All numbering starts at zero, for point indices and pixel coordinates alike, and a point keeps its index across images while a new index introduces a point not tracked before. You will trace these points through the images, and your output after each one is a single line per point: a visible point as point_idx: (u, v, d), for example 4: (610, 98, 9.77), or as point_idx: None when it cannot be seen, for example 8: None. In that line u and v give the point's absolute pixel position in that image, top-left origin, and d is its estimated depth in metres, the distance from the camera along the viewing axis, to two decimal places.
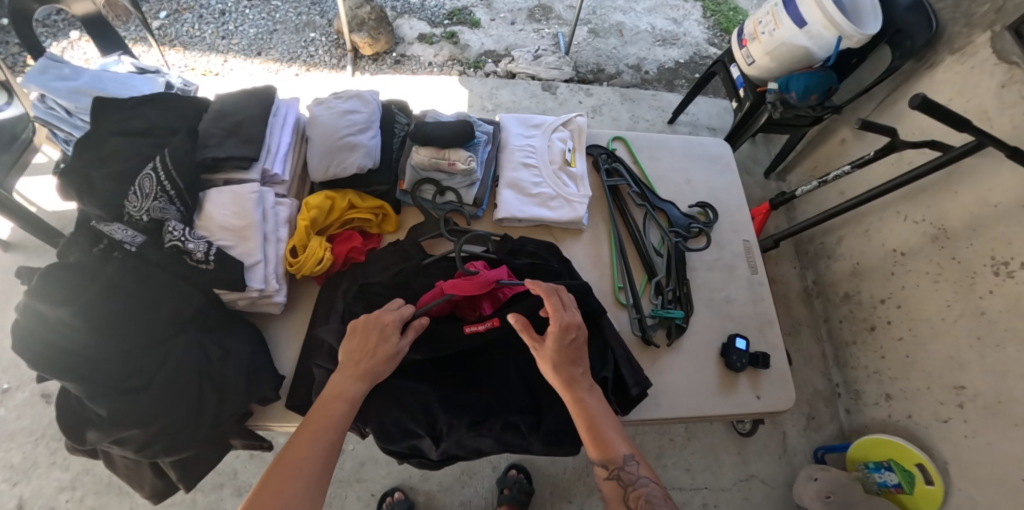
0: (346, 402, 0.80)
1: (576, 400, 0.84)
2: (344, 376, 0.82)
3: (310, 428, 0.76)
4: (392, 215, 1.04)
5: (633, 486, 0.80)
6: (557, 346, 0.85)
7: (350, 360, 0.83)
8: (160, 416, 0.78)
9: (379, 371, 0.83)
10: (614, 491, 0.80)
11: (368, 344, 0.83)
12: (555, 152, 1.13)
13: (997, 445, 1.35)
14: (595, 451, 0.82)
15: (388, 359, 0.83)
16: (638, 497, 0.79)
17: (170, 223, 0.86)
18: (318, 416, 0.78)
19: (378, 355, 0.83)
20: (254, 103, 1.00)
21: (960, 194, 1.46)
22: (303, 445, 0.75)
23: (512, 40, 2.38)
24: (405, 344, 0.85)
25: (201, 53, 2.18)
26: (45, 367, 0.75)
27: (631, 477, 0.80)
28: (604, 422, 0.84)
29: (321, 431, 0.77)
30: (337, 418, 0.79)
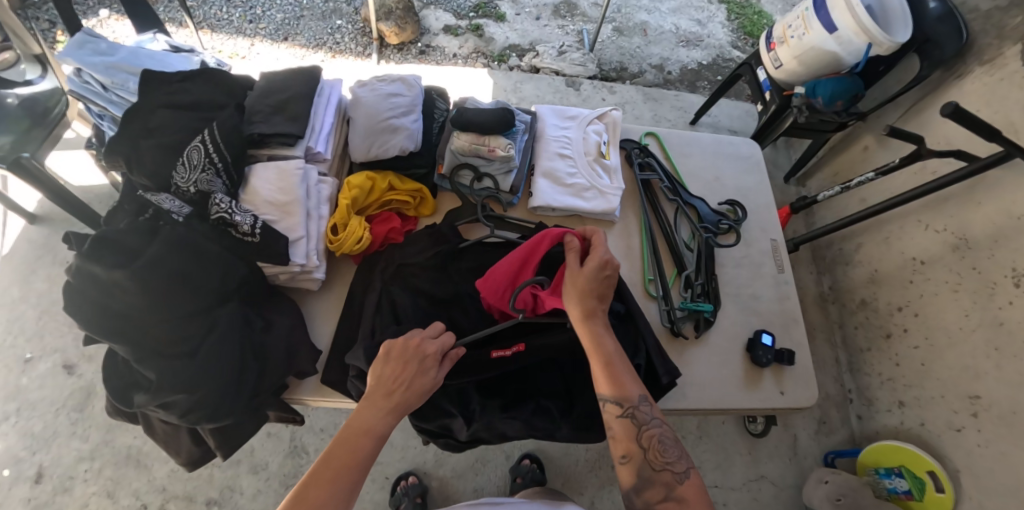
0: (373, 437, 0.76)
1: (597, 335, 0.82)
2: (375, 409, 0.77)
3: (335, 466, 0.72)
4: (429, 199, 1.06)
5: (648, 425, 0.79)
6: (592, 277, 0.83)
7: (382, 390, 0.78)
8: (205, 383, 0.80)
9: (410, 407, 0.79)
10: (627, 430, 0.79)
11: (404, 376, 0.79)
12: (590, 144, 1.14)
13: (1010, 456, 1.36)
14: (609, 388, 0.80)
15: (421, 395, 0.79)
16: (651, 437, 0.79)
17: (218, 195, 0.88)
18: (346, 451, 0.74)
19: (414, 389, 0.79)
20: (299, 82, 1.01)
21: (983, 205, 1.46)
22: (328, 480, 0.72)
23: (536, 35, 2.39)
24: (439, 381, 0.81)
25: (228, 36, 2.19)
26: (98, 329, 0.77)
27: (645, 417, 0.80)
28: (621, 363, 0.82)
29: (346, 467, 0.73)
30: (362, 456, 0.74)
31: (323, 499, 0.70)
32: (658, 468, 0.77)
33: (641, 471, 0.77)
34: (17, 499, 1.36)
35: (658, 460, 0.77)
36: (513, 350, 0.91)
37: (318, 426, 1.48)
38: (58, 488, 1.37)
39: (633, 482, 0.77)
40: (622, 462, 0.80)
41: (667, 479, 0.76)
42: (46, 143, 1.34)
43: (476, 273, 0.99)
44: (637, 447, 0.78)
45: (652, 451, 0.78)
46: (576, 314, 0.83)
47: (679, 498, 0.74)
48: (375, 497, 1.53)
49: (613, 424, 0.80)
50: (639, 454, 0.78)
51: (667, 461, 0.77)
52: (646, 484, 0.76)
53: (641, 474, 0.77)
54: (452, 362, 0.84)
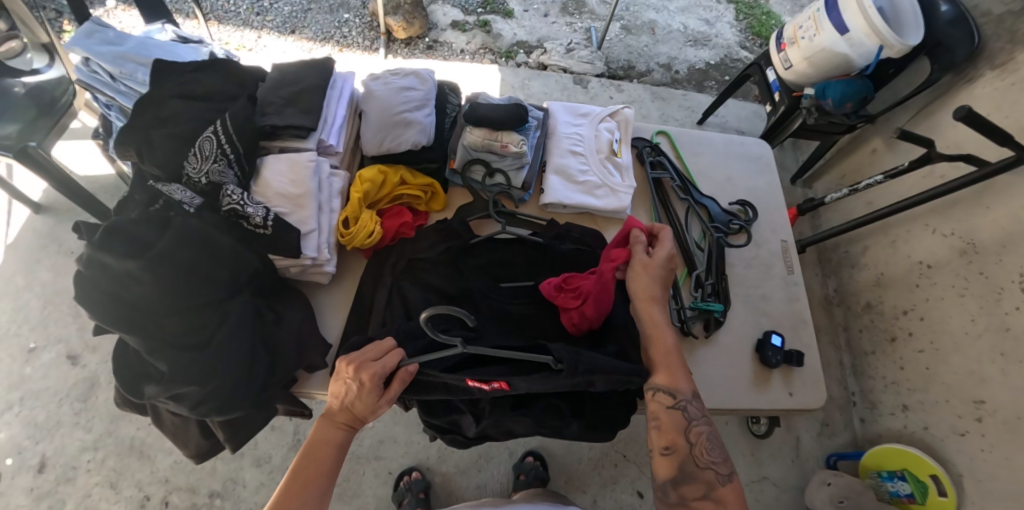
0: (335, 447, 0.80)
1: (660, 323, 0.87)
2: (333, 424, 0.82)
3: (301, 478, 0.77)
4: (441, 194, 1.05)
5: (696, 421, 0.81)
6: (659, 268, 0.89)
7: (336, 407, 0.82)
8: (217, 375, 0.80)
9: (367, 419, 0.82)
10: (674, 422, 0.81)
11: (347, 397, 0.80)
12: (602, 142, 1.13)
13: (1014, 461, 1.36)
14: (665, 378, 0.84)
15: (371, 408, 0.81)
16: (699, 434, 0.81)
17: (229, 187, 0.88)
18: (310, 463, 0.78)
19: (359, 409, 0.80)
20: (311, 74, 1.00)
21: (992, 210, 1.46)
22: (298, 490, 0.76)
23: (544, 31, 2.38)
24: (388, 397, 0.81)
25: (235, 28, 2.18)
26: (110, 320, 0.77)
27: (694, 413, 0.82)
28: (678, 357, 0.86)
29: (315, 477, 0.78)
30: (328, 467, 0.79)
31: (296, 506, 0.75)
32: (702, 465, 0.78)
33: (683, 465, 0.78)
34: (19, 489, 1.35)
35: (703, 458, 0.79)
36: (491, 385, 0.82)
37: None
38: (60, 478, 1.37)
39: (675, 473, 0.78)
40: (662, 453, 0.80)
41: (710, 478, 0.77)
42: (52, 133, 1.33)
43: (486, 269, 0.99)
44: (683, 441, 0.80)
45: (698, 446, 0.79)
46: (643, 298, 0.88)
47: (719, 498, 0.75)
48: (378, 492, 1.54)
49: (660, 414, 0.82)
50: (684, 448, 0.80)
51: (711, 460, 0.78)
52: (686, 478, 0.77)
53: (684, 468, 0.78)
54: (404, 379, 0.82)
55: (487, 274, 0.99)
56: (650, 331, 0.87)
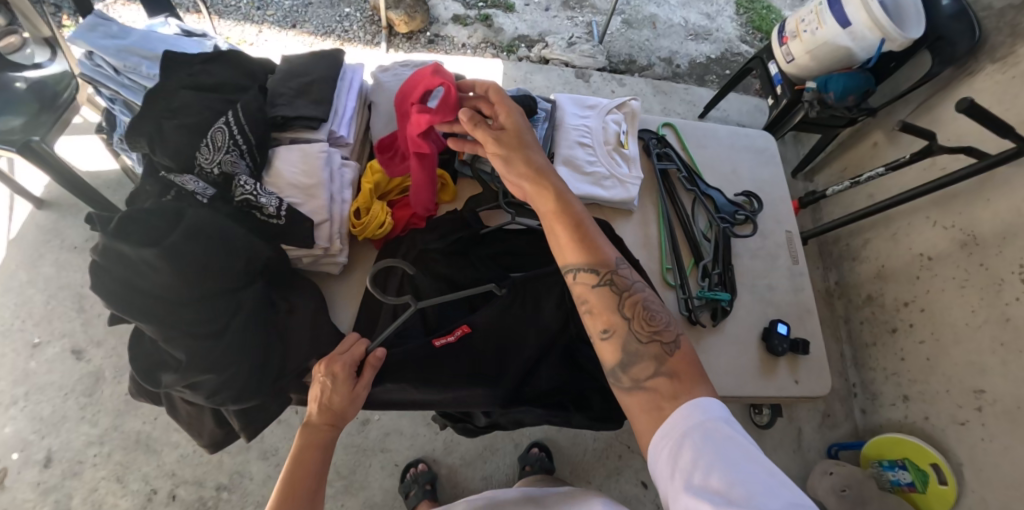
0: (317, 451, 0.79)
1: (555, 193, 0.83)
2: (312, 429, 0.80)
3: (289, 486, 0.74)
4: (449, 184, 1.06)
5: (629, 292, 0.79)
6: (515, 143, 0.87)
7: (312, 411, 0.82)
8: (234, 363, 0.80)
9: (348, 416, 0.82)
10: (605, 299, 0.79)
11: (322, 394, 0.82)
12: (610, 134, 1.14)
13: (1013, 450, 1.38)
14: (582, 254, 0.81)
15: (349, 402, 0.82)
16: (634, 305, 0.79)
17: (241, 178, 0.89)
18: (295, 470, 0.76)
19: (338, 403, 0.82)
20: (321, 65, 1.01)
21: (993, 202, 1.47)
22: (287, 499, 0.74)
23: (546, 26, 2.38)
24: (364, 386, 0.84)
25: (235, 23, 2.17)
26: (126, 307, 0.77)
27: (621, 282, 0.80)
28: (587, 226, 0.83)
29: (302, 485, 0.76)
30: (314, 471, 0.77)
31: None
32: (644, 339, 0.76)
33: (627, 344, 0.76)
34: (26, 483, 1.35)
35: (644, 329, 0.76)
36: (456, 332, 0.92)
37: None
38: (66, 473, 1.37)
39: (623, 353, 0.75)
40: (603, 338, 0.78)
41: (655, 351, 0.75)
42: (54, 129, 1.32)
43: (496, 260, 1.00)
44: (619, 317, 0.78)
45: (636, 318, 0.77)
46: (521, 174, 0.86)
47: (671, 372, 0.73)
48: (385, 484, 1.55)
49: (592, 296, 0.79)
50: (622, 325, 0.77)
51: (653, 330, 0.76)
52: (635, 358, 0.74)
53: (628, 347, 0.75)
54: (375, 366, 0.85)
55: (497, 265, 1.00)
56: (545, 206, 0.84)
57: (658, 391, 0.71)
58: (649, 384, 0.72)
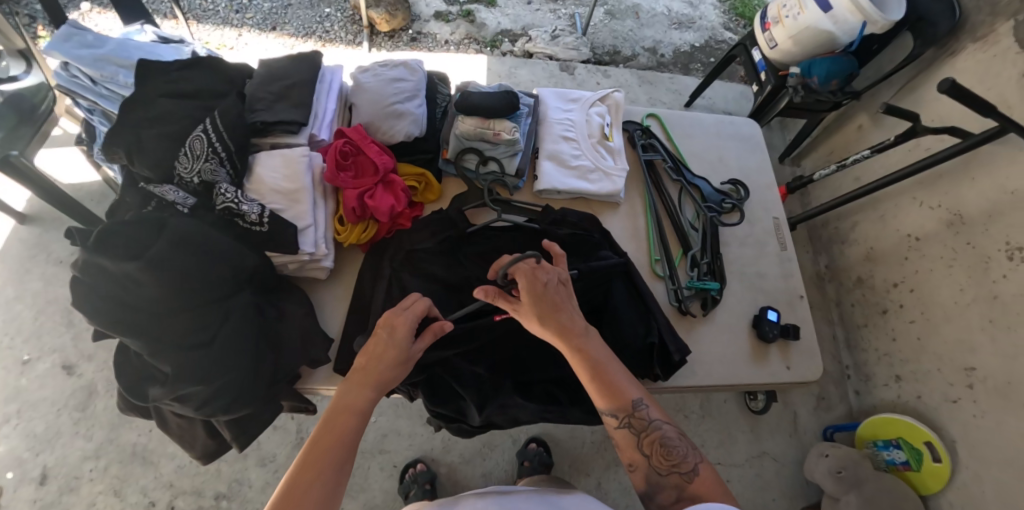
0: (355, 412, 0.75)
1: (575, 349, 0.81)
2: (354, 388, 0.77)
3: (320, 445, 0.71)
4: (434, 183, 1.04)
5: (649, 430, 0.79)
6: (532, 302, 0.81)
7: (357, 369, 0.79)
8: (222, 374, 0.79)
9: (392, 380, 0.80)
10: (627, 438, 0.79)
11: (374, 350, 0.80)
12: (594, 127, 1.13)
13: (1005, 425, 1.40)
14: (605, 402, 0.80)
15: (399, 365, 0.80)
16: (654, 441, 0.78)
17: (222, 186, 0.88)
18: (330, 428, 0.73)
19: (389, 360, 0.80)
20: (299, 68, 0.99)
21: (978, 181, 1.49)
22: (314, 458, 0.70)
23: (529, 20, 2.37)
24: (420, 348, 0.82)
25: (214, 27, 2.15)
26: (111, 322, 0.76)
27: (647, 422, 0.79)
28: (611, 370, 0.81)
29: (333, 446, 0.72)
30: (347, 432, 0.74)
31: (317, 473, 0.69)
32: (665, 472, 0.76)
33: (650, 477, 0.77)
34: (23, 501, 1.34)
35: (665, 464, 0.77)
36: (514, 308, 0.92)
37: None
38: (63, 489, 1.36)
39: (645, 488, 0.77)
40: (629, 470, 0.80)
41: (674, 480, 0.75)
42: (33, 141, 1.30)
43: (485, 258, 0.99)
44: (640, 455, 0.78)
45: (655, 457, 0.77)
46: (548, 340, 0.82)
47: (691, 495, 0.73)
48: (384, 485, 1.55)
49: (616, 435, 0.80)
50: (643, 461, 0.78)
51: (673, 464, 0.76)
52: (656, 490, 0.76)
53: (650, 480, 0.77)
54: (435, 333, 0.83)
55: (486, 262, 0.99)
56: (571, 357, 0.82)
57: None
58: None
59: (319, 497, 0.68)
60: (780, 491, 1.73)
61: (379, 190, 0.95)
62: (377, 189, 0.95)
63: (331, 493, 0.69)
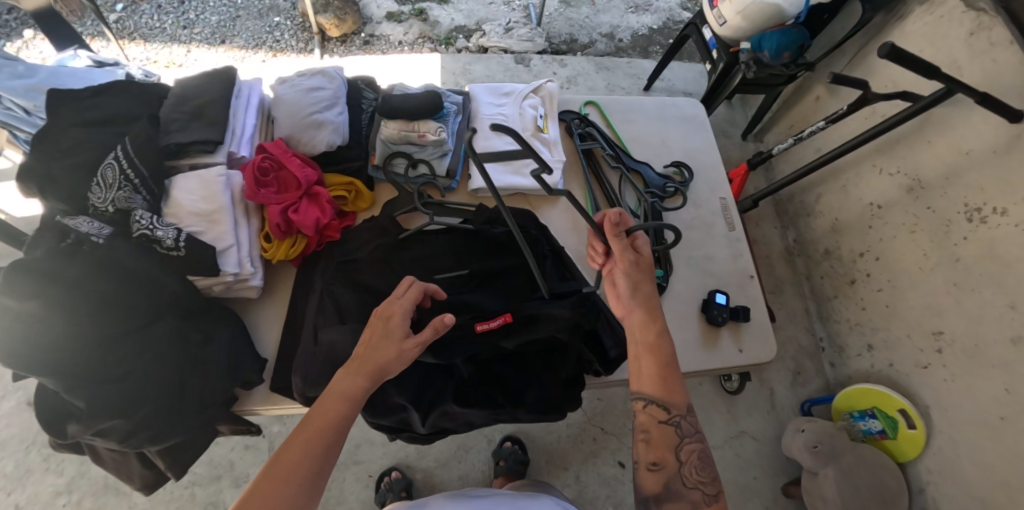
0: (345, 398, 0.75)
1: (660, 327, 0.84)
2: (349, 374, 0.76)
3: (308, 429, 0.71)
4: (365, 191, 1.02)
5: (689, 438, 0.80)
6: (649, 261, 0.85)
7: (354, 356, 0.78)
8: (144, 404, 0.78)
9: (389, 370, 0.77)
10: (664, 436, 0.80)
11: (371, 340, 0.79)
12: (527, 119, 1.10)
13: (976, 387, 1.39)
14: (657, 390, 0.80)
15: (395, 355, 0.78)
16: (690, 451, 0.80)
17: (137, 212, 0.85)
18: (318, 413, 0.73)
19: (383, 349, 0.78)
20: (213, 85, 0.97)
21: (933, 144, 1.48)
22: (300, 444, 0.71)
23: (482, 14, 2.33)
24: (416, 342, 0.78)
25: (162, 45, 2.11)
26: (17, 366, 0.73)
27: (685, 428, 0.80)
28: (674, 370, 0.83)
29: (320, 432, 0.72)
30: (334, 419, 0.73)
31: (298, 459, 0.69)
32: (691, 485, 0.77)
33: (671, 484, 0.78)
34: None
35: (693, 477, 0.78)
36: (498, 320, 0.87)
37: None
38: None
39: (661, 489, 0.78)
40: (650, 468, 0.79)
41: (694, 497, 0.76)
42: None
43: (419, 263, 0.98)
44: (673, 458, 0.79)
45: (689, 466, 0.78)
46: (640, 301, 0.83)
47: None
48: (361, 496, 1.54)
49: (655, 427, 0.80)
50: (673, 465, 0.79)
51: (700, 481, 0.78)
52: (673, 497, 0.77)
53: (672, 487, 0.77)
54: (435, 326, 0.79)
55: (420, 267, 0.97)
56: (647, 335, 0.83)
57: None
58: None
59: (298, 483, 0.68)
60: (760, 470, 1.73)
61: (307, 204, 0.93)
62: (305, 202, 0.93)
63: (310, 480, 0.69)
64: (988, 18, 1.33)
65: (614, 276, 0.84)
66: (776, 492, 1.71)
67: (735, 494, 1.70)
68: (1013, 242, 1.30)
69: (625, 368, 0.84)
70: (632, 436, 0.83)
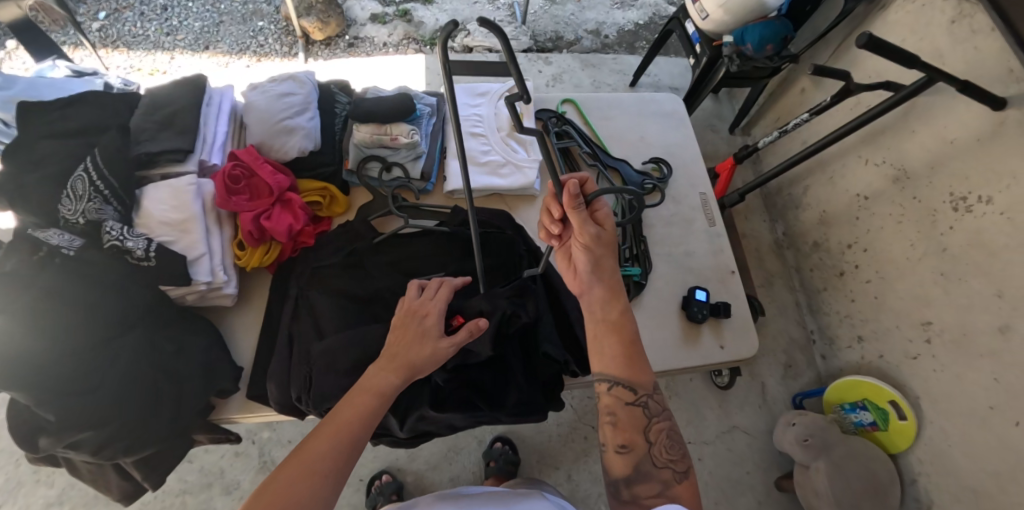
0: (376, 393, 0.76)
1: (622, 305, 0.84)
2: (381, 371, 0.78)
3: (339, 420, 0.73)
4: (340, 196, 1.01)
5: (657, 418, 0.81)
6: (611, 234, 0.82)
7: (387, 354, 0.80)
8: (116, 416, 0.78)
9: (420, 368, 0.79)
10: (632, 419, 0.80)
11: (404, 338, 0.81)
12: (502, 119, 1.11)
13: (965, 376, 1.39)
14: (622, 371, 0.81)
15: (429, 354, 0.80)
16: (658, 431, 0.80)
17: (108, 223, 0.85)
18: (349, 406, 0.75)
19: (415, 347, 0.80)
20: (183, 93, 0.97)
21: (918, 133, 1.48)
22: (329, 435, 0.71)
23: (467, 13, 2.32)
24: (451, 341, 0.81)
25: (145, 52, 2.10)
26: None
27: (651, 408, 0.81)
28: (639, 350, 0.84)
29: (350, 425, 0.73)
30: (364, 413, 0.75)
31: (326, 449, 0.70)
32: (661, 464, 0.78)
33: (641, 465, 0.78)
34: None
35: (662, 457, 0.78)
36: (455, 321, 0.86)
37: (287, 437, 1.48)
38: None
39: (631, 470, 0.78)
40: (618, 451, 0.79)
41: (666, 476, 0.77)
42: None
43: (395, 266, 0.97)
44: (643, 440, 0.79)
45: (658, 446, 0.79)
46: (603, 279, 0.82)
47: (675, 496, 0.75)
48: (352, 500, 1.53)
49: (622, 408, 0.80)
50: (643, 447, 0.79)
51: (670, 460, 0.78)
52: (644, 478, 0.77)
53: (642, 468, 0.77)
54: (469, 332, 0.81)
55: (395, 271, 0.97)
56: (610, 313, 0.83)
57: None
58: (647, 503, 0.75)
59: (324, 473, 0.68)
60: (753, 464, 1.73)
61: (280, 212, 0.92)
62: (279, 210, 0.92)
63: (335, 471, 0.69)
64: (969, 6, 1.32)
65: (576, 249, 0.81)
66: (769, 485, 1.70)
67: (728, 489, 1.69)
68: (999, 231, 1.29)
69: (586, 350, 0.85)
70: (599, 421, 0.83)
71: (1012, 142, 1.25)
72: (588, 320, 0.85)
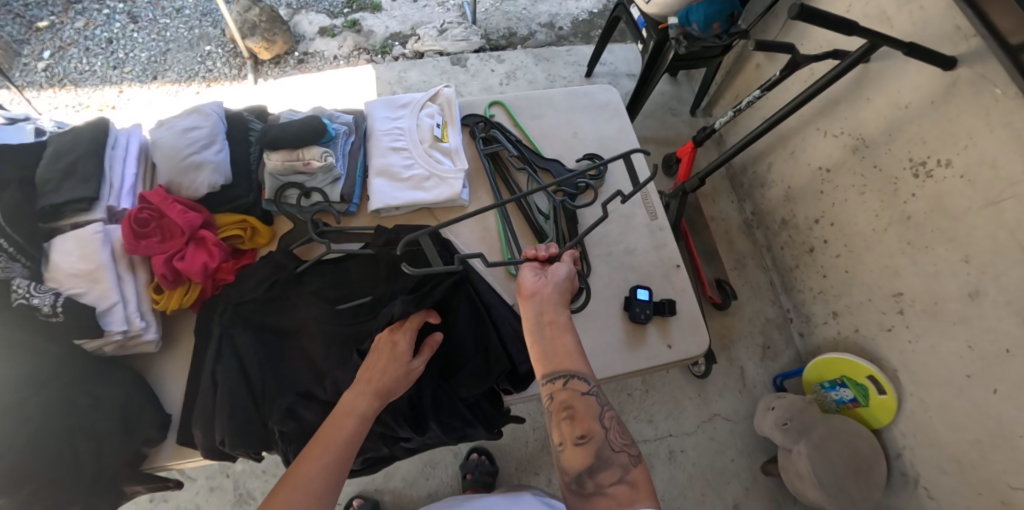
0: (355, 417, 0.77)
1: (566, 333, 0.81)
2: (359, 395, 0.79)
3: (321, 442, 0.72)
4: (262, 228, 1.00)
5: (608, 405, 0.75)
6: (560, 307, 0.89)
7: (363, 378, 0.81)
8: (29, 479, 0.76)
9: (394, 390, 0.81)
10: (587, 407, 0.73)
11: (378, 364, 0.82)
12: (424, 130, 1.08)
13: (938, 346, 1.32)
14: (574, 364, 0.76)
15: (401, 377, 0.82)
16: (612, 418, 0.75)
17: (13, 280, 0.81)
18: (331, 432, 0.74)
19: (390, 371, 0.82)
20: (85, 139, 0.94)
21: (872, 100, 1.41)
22: (314, 455, 0.71)
23: (417, 18, 2.27)
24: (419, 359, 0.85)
25: (93, 88, 2.01)
26: None
27: (602, 397, 0.75)
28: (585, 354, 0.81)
29: (336, 448, 0.73)
30: (348, 436, 0.74)
31: (314, 471, 0.69)
32: (618, 448, 0.71)
33: (600, 452, 0.70)
34: None
35: (619, 441, 0.72)
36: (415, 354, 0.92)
37: (258, 469, 1.44)
38: None
39: (593, 461, 0.70)
40: (577, 443, 0.71)
41: (623, 460, 0.70)
42: None
43: (319, 294, 0.96)
44: (598, 426, 0.73)
45: (614, 431, 0.73)
46: (562, 300, 0.82)
47: (635, 480, 0.69)
48: None
49: (578, 400, 0.73)
50: (600, 434, 0.72)
51: (626, 443, 0.72)
52: (604, 464, 0.69)
53: (601, 454, 0.70)
54: (430, 348, 0.87)
55: (320, 299, 0.95)
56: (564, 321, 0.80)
57: (617, 498, 0.67)
58: (610, 492, 0.68)
59: (314, 495, 0.67)
60: (738, 451, 1.67)
61: (193, 251, 0.90)
62: (191, 250, 0.90)
63: (323, 494, 0.68)
64: None
65: (560, 267, 0.84)
66: (755, 471, 1.65)
67: (714, 479, 1.63)
68: (959, 195, 1.23)
69: (532, 351, 0.79)
70: (550, 418, 0.75)
71: (967, 102, 1.19)
72: (539, 322, 0.79)
